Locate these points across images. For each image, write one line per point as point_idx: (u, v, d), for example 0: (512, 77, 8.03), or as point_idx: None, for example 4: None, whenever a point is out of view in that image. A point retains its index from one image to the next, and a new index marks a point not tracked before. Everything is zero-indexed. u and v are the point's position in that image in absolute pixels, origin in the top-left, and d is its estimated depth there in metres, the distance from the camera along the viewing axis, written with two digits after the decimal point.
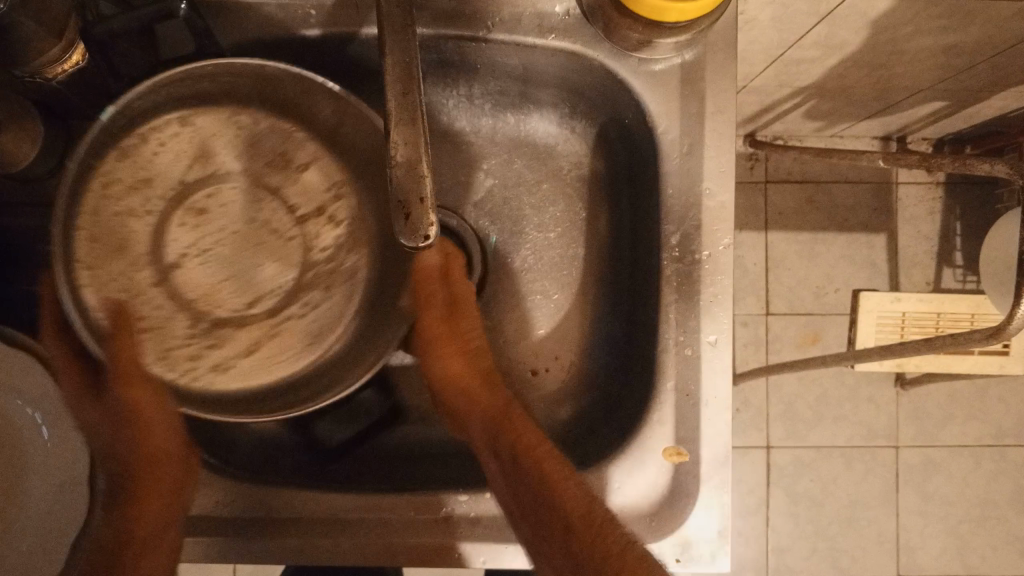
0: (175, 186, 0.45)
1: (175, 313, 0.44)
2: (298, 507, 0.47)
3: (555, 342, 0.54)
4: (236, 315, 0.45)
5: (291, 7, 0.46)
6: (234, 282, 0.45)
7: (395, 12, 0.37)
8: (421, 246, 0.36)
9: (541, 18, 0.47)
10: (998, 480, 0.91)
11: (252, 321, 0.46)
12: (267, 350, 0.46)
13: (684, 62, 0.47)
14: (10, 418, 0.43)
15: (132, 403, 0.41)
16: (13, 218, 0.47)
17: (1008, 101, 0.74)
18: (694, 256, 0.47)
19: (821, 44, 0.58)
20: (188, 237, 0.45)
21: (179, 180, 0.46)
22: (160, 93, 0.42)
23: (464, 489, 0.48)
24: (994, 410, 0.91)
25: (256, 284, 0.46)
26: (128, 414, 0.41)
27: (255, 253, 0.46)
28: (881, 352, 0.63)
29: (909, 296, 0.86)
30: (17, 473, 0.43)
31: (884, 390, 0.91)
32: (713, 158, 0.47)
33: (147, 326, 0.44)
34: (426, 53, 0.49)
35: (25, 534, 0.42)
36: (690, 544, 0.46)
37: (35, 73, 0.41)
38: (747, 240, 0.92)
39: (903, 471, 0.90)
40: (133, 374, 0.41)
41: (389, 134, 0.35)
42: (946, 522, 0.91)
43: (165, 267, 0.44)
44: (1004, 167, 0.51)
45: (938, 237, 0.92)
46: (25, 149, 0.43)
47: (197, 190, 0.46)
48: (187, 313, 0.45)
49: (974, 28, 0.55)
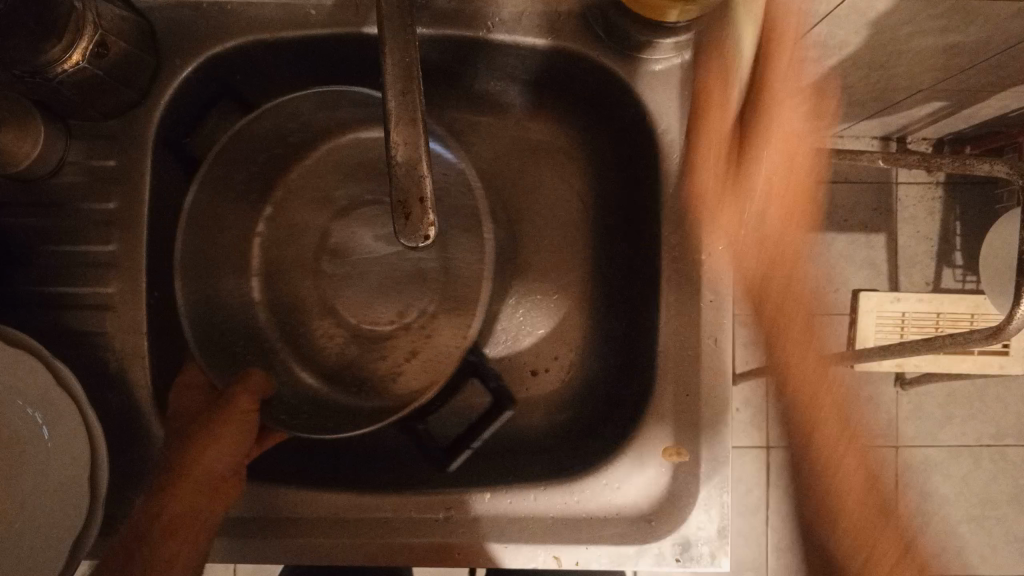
0: (302, 227, 0.54)
1: (319, 326, 0.53)
2: (307, 507, 0.47)
3: (555, 343, 0.56)
4: (368, 330, 0.53)
5: (293, 8, 0.46)
6: (362, 297, 0.53)
7: (396, 13, 0.37)
8: (421, 246, 0.35)
9: (541, 18, 0.47)
10: (999, 480, 0.91)
11: (394, 341, 0.53)
12: (422, 359, 0.51)
13: (683, 62, 0.47)
14: (12, 417, 0.43)
15: (225, 410, 0.44)
16: (13, 218, 0.47)
17: (1008, 101, 0.74)
18: (694, 256, 0.47)
19: (821, 44, 0.58)
20: (320, 268, 0.53)
21: (303, 221, 0.54)
22: (244, 149, 0.47)
23: (486, 487, 0.48)
24: (994, 409, 0.91)
25: (373, 301, 0.53)
26: (216, 416, 0.43)
27: (361, 282, 0.53)
28: (880, 351, 0.64)
29: (908, 296, 0.86)
30: (16, 473, 0.43)
31: (884, 390, 0.91)
32: (713, 158, 0.47)
33: (314, 332, 0.53)
34: (427, 52, 0.49)
35: (23, 535, 0.42)
36: (689, 543, 0.46)
37: (34, 72, 0.40)
38: (747, 241, 0.92)
39: (902, 471, 0.91)
40: (238, 405, 0.44)
41: (388, 134, 0.35)
42: (946, 522, 0.91)
43: (303, 303, 0.53)
44: (1004, 167, 0.51)
45: (938, 236, 0.92)
46: (26, 149, 0.43)
47: (312, 231, 0.54)
48: (330, 320, 0.53)
49: (974, 28, 0.55)
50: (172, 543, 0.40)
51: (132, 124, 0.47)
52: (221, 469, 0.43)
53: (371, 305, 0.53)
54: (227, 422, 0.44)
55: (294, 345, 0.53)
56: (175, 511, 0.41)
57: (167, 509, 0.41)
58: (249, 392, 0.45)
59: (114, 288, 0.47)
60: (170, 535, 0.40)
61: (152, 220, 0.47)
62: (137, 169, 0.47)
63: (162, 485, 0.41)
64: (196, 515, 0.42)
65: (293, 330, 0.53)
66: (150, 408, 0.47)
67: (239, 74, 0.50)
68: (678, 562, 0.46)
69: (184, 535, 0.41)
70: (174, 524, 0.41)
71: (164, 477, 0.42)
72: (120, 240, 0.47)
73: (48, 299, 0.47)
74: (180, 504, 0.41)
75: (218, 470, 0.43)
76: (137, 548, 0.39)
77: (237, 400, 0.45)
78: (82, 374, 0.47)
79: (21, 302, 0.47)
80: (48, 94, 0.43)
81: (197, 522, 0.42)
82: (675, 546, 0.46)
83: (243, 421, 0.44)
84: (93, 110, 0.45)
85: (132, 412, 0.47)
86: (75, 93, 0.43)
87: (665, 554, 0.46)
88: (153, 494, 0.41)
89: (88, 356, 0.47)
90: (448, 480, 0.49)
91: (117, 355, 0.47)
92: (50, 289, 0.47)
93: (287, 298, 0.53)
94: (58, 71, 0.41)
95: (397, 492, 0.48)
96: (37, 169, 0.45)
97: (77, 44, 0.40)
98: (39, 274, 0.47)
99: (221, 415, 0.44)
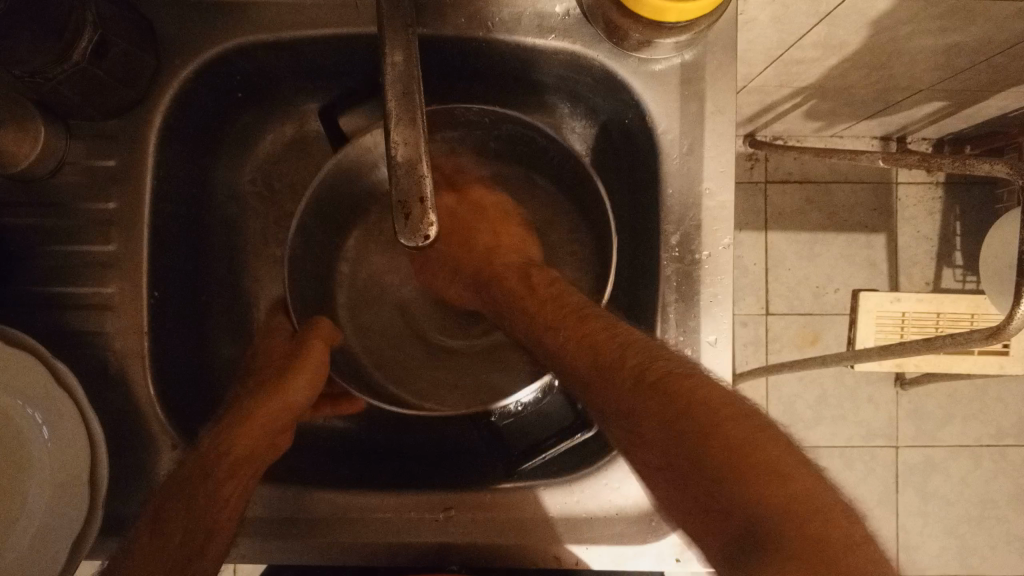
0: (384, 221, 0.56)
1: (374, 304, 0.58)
2: (309, 509, 0.47)
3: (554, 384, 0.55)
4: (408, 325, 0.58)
5: (296, 9, 0.47)
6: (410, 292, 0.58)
7: (397, 14, 0.37)
8: (421, 246, 0.36)
9: (541, 18, 0.47)
10: (998, 479, 0.93)
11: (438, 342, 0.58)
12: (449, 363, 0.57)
13: (683, 62, 0.47)
14: (12, 418, 0.43)
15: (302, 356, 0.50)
16: (13, 218, 0.47)
17: (1009, 101, 0.74)
18: (694, 255, 0.47)
19: (821, 44, 0.58)
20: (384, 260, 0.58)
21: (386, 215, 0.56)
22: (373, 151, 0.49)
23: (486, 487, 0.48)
24: (994, 410, 0.93)
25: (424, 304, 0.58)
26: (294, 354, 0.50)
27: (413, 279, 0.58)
28: (880, 352, 0.67)
29: (909, 296, 0.86)
30: (20, 472, 0.43)
31: (884, 390, 0.93)
32: (713, 158, 0.47)
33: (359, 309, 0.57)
34: (428, 53, 0.50)
35: (27, 533, 0.43)
36: (690, 543, 0.46)
37: (34, 72, 0.40)
38: (748, 240, 0.92)
39: (903, 471, 0.93)
40: (309, 355, 0.50)
41: (388, 133, 0.35)
42: (946, 522, 0.93)
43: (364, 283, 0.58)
44: (1004, 167, 0.51)
45: (938, 236, 0.92)
46: (26, 149, 0.43)
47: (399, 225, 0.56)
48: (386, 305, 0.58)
49: (974, 28, 0.55)
50: (227, 487, 0.45)
51: (133, 123, 0.47)
52: (280, 420, 0.49)
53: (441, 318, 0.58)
54: (305, 365, 0.49)
55: (362, 333, 0.57)
56: (234, 454, 0.46)
57: (228, 451, 0.46)
58: (319, 338, 0.51)
59: (114, 288, 0.47)
60: (231, 476, 0.45)
61: (152, 221, 0.47)
62: (136, 168, 0.47)
63: (230, 424, 0.48)
64: (254, 457, 0.47)
65: (360, 323, 0.57)
66: (150, 410, 0.47)
67: (239, 74, 0.50)
68: (678, 562, 0.46)
69: (238, 469, 0.46)
70: (234, 465, 0.46)
71: (240, 415, 0.48)
72: (120, 239, 0.47)
73: (48, 298, 0.47)
74: (241, 448, 0.46)
75: (280, 418, 0.49)
76: (205, 470, 0.45)
77: (310, 349, 0.50)
78: (83, 374, 0.47)
79: (21, 302, 0.47)
80: (48, 95, 0.43)
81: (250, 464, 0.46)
82: (675, 546, 0.46)
83: (314, 369, 0.50)
84: (93, 111, 0.45)
85: (132, 412, 0.47)
86: (74, 93, 0.43)
87: (665, 555, 0.46)
88: (223, 431, 0.47)
89: (89, 357, 0.47)
90: (451, 480, 0.50)
91: (117, 355, 0.47)
92: (50, 289, 0.47)
93: (363, 295, 0.57)
94: (57, 71, 0.41)
95: (393, 493, 0.48)
96: (37, 169, 0.45)
97: (77, 44, 0.40)
98: (39, 274, 0.47)
99: (296, 369, 0.49)
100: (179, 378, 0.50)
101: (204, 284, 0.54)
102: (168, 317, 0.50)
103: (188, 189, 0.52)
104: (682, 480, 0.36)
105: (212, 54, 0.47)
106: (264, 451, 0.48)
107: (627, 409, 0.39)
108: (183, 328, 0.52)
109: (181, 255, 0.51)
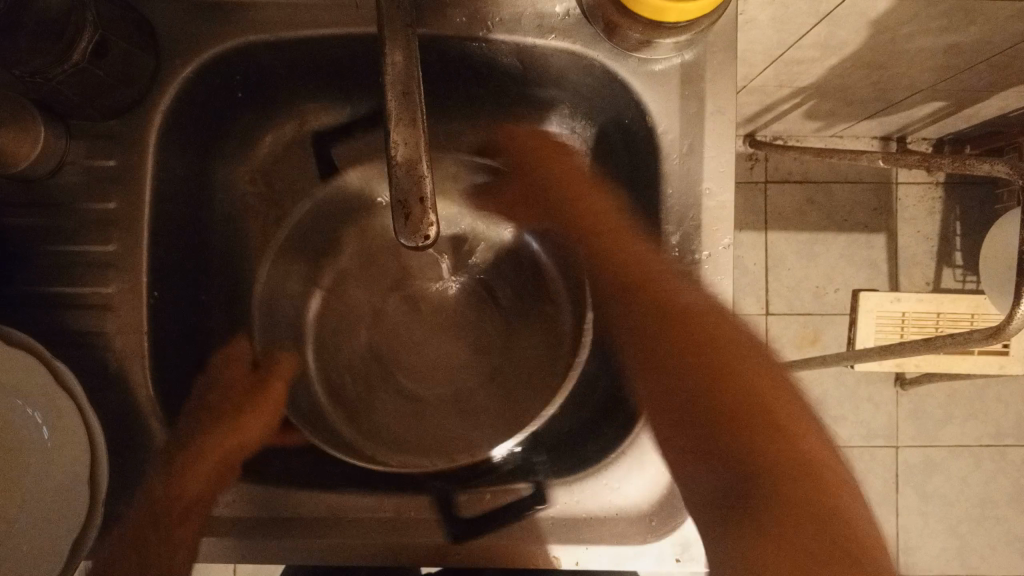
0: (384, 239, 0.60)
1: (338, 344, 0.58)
2: (309, 509, 0.47)
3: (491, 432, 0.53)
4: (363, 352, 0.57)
5: (295, 10, 0.47)
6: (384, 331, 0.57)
7: (396, 14, 0.37)
8: (421, 246, 0.35)
9: (541, 18, 0.47)
10: (997, 479, 0.93)
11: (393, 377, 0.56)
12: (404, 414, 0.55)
13: (684, 62, 0.47)
14: (9, 419, 0.43)
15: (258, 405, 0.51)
16: (12, 218, 0.47)
17: (1008, 101, 0.74)
18: (694, 256, 0.47)
19: (821, 44, 0.58)
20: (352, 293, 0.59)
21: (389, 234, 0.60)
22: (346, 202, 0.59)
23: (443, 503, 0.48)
24: (994, 410, 0.93)
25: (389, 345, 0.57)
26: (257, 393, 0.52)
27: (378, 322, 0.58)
28: (880, 352, 0.67)
29: (908, 295, 0.86)
30: (16, 474, 0.43)
31: (884, 390, 0.94)
32: (713, 158, 0.47)
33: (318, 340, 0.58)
34: (428, 52, 0.49)
35: (24, 537, 0.42)
36: (689, 544, 0.46)
37: (34, 72, 0.40)
38: (748, 240, 0.92)
39: (903, 471, 0.93)
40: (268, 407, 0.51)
41: (388, 134, 0.35)
42: (947, 522, 0.93)
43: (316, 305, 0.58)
44: (1004, 167, 0.51)
45: (938, 236, 0.92)
46: (26, 149, 0.43)
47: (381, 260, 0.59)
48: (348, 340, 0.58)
49: (974, 28, 0.55)
50: (180, 532, 0.45)
51: (133, 123, 0.47)
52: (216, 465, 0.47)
53: (414, 353, 0.57)
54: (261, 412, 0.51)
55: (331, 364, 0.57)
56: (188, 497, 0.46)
57: (179, 496, 0.46)
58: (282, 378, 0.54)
59: (114, 288, 0.47)
60: (181, 523, 0.45)
61: (152, 220, 0.47)
62: (136, 167, 0.47)
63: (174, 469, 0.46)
64: (202, 500, 0.46)
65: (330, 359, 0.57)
66: (150, 410, 0.47)
67: (239, 75, 0.50)
68: (678, 562, 0.46)
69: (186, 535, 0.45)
70: (187, 509, 0.45)
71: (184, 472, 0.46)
72: (120, 240, 0.47)
73: (48, 298, 0.47)
74: (189, 489, 0.46)
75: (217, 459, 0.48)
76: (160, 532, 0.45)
77: (271, 389, 0.53)
78: (83, 375, 0.47)
79: (21, 302, 0.47)
80: (49, 94, 0.43)
81: (200, 511, 0.46)
82: (675, 546, 0.46)
83: (273, 413, 0.51)
84: (93, 110, 0.45)
85: (132, 413, 0.47)
86: (74, 93, 0.43)
87: (665, 554, 0.46)
88: (171, 478, 0.46)
89: (89, 357, 0.47)
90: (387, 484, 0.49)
91: (117, 355, 0.47)
92: (50, 289, 0.47)
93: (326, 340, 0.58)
94: (58, 71, 0.41)
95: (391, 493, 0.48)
96: (37, 169, 0.45)
97: (77, 43, 0.40)
98: (38, 274, 0.47)
99: (256, 413, 0.51)
100: (178, 378, 0.50)
101: (203, 285, 0.54)
102: (168, 317, 0.50)
103: (188, 189, 0.52)
104: (711, 446, 0.43)
105: (212, 53, 0.47)
106: (212, 488, 0.47)
107: (686, 389, 0.44)
108: (183, 329, 0.52)
109: (180, 256, 0.51)
